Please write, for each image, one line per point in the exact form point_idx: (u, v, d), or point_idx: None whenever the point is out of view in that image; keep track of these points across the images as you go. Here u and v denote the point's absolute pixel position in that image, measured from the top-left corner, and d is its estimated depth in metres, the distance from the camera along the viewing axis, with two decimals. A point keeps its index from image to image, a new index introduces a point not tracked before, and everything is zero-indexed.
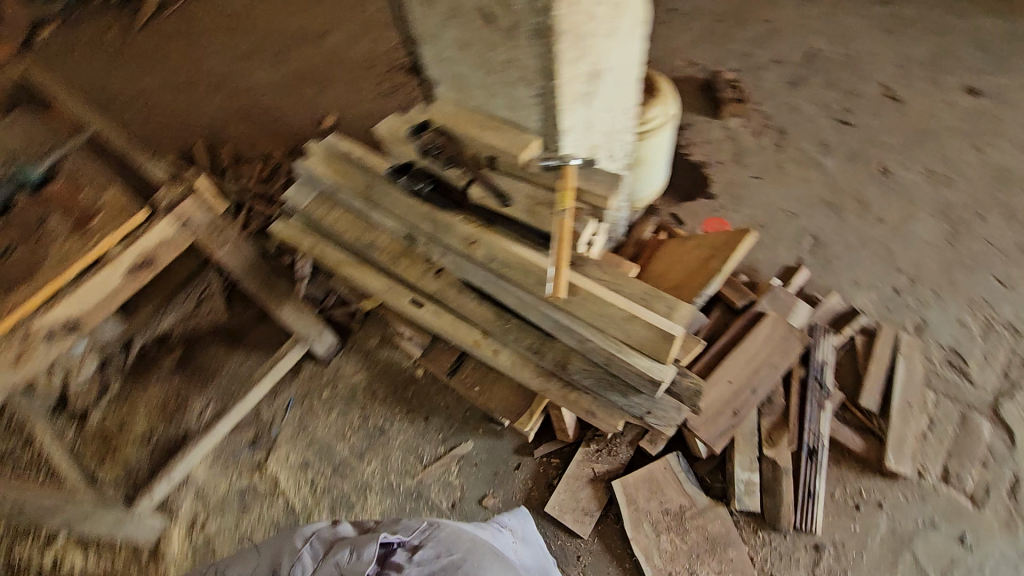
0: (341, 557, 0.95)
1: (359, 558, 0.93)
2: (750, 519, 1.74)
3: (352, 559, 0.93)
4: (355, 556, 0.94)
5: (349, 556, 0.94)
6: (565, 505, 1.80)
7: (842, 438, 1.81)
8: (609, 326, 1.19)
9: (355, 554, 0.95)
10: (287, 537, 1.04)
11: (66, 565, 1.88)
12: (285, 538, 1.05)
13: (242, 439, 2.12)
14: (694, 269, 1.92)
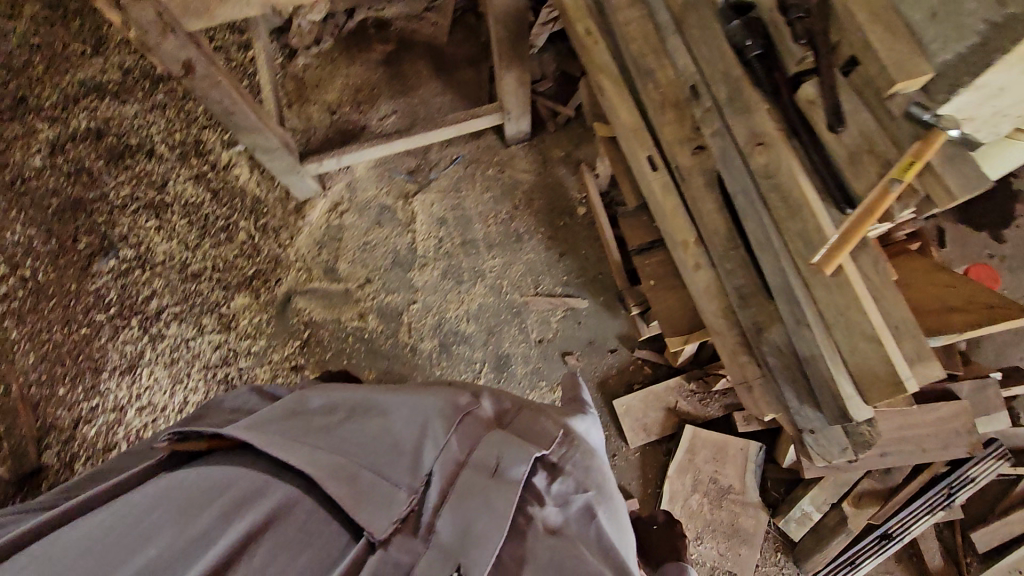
0: (488, 459, 0.80)
1: (507, 480, 0.77)
2: (778, 539, 1.72)
3: (502, 472, 0.78)
4: (501, 472, 0.78)
5: (495, 471, 0.78)
6: (631, 411, 1.81)
7: (924, 546, 1.65)
8: (839, 330, 1.00)
9: (500, 472, 0.78)
10: (423, 410, 0.86)
11: (236, 168, 2.10)
12: (425, 405, 0.87)
13: (404, 164, 2.16)
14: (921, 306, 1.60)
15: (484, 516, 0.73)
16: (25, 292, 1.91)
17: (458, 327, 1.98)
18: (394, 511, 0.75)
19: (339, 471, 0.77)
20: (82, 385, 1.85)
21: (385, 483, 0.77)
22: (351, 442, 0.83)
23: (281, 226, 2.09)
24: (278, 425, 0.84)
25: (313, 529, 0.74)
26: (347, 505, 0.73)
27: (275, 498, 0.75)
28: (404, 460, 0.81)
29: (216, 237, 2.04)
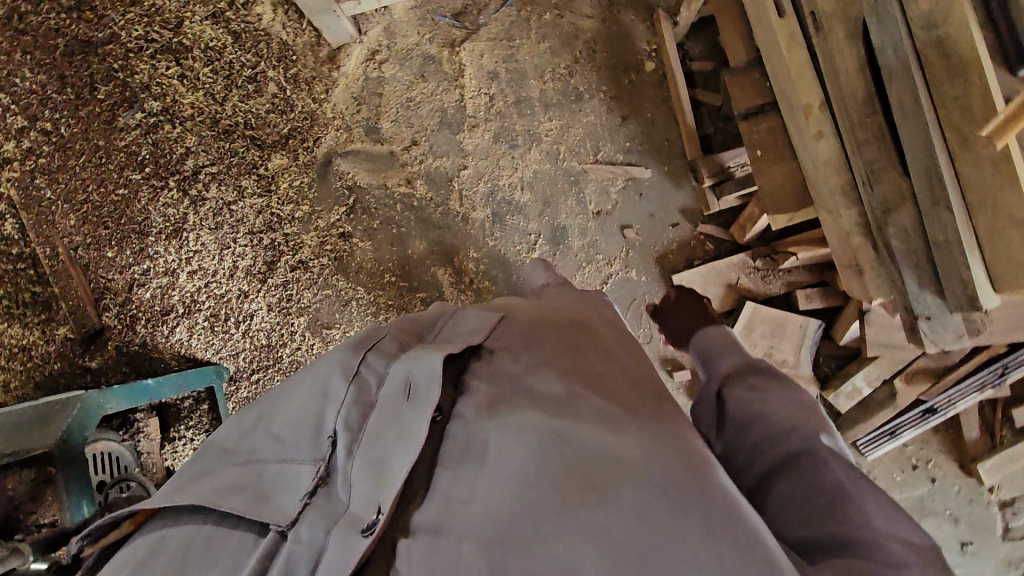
0: (395, 391, 0.79)
1: (418, 399, 0.77)
2: (823, 409, 1.79)
3: (403, 403, 0.77)
4: (412, 394, 0.78)
5: (404, 394, 0.78)
6: (691, 287, 1.79)
7: (965, 420, 1.72)
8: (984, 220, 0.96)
9: (407, 394, 0.78)
10: (317, 368, 0.85)
11: (258, 6, 1.84)
12: (321, 361, 0.86)
13: (449, 4, 1.89)
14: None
15: (390, 454, 0.73)
16: (50, 147, 1.77)
17: (512, 196, 1.88)
18: (300, 493, 0.75)
19: (237, 488, 0.75)
20: (129, 248, 1.80)
21: (291, 468, 0.77)
22: (256, 431, 0.83)
23: (315, 78, 1.89)
24: (186, 473, 0.82)
25: (222, 543, 0.72)
26: (251, 504, 0.73)
27: (188, 552, 0.71)
28: (309, 430, 0.80)
29: (244, 90, 1.85)
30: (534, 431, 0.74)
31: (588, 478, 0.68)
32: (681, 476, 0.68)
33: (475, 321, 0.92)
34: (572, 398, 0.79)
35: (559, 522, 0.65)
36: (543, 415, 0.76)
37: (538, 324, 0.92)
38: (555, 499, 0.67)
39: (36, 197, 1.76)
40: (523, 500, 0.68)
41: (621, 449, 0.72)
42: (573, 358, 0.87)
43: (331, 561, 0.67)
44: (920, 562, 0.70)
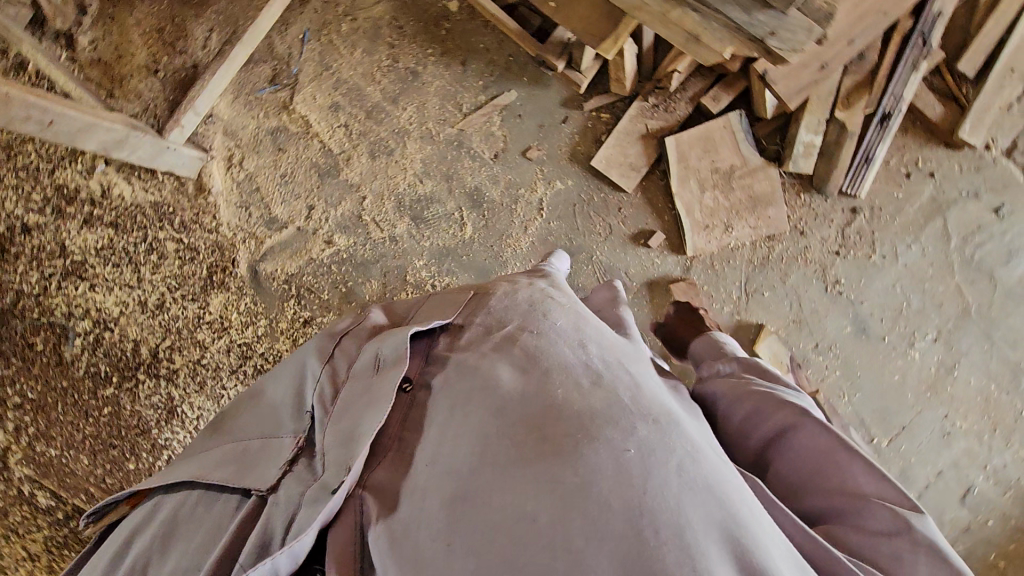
0: (367, 364, 1.00)
1: (383, 367, 0.97)
2: (796, 182, 1.74)
3: (377, 370, 0.98)
4: (379, 365, 0.99)
5: (374, 366, 0.99)
6: (613, 160, 1.78)
7: (922, 104, 1.67)
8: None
9: (378, 365, 0.98)
10: (297, 364, 1.08)
11: (115, 188, 1.93)
12: (302, 358, 1.09)
13: (261, 75, 1.94)
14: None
15: (354, 418, 0.92)
16: (30, 414, 1.82)
17: (418, 193, 1.90)
18: (276, 459, 0.95)
19: (226, 463, 0.96)
20: (145, 451, 1.85)
21: (273, 442, 0.98)
22: (249, 418, 1.04)
23: (198, 213, 1.95)
24: (184, 456, 1.04)
25: (207, 506, 0.91)
26: (237, 473, 0.93)
27: (182, 510, 0.92)
28: (293, 411, 1.02)
29: (150, 262, 1.92)
30: (496, 399, 0.88)
31: (543, 433, 0.83)
32: (642, 442, 0.82)
33: (448, 304, 1.12)
34: (531, 359, 0.94)
35: (515, 471, 0.80)
36: (505, 383, 0.91)
37: (506, 295, 1.09)
38: (514, 454, 0.82)
39: (42, 462, 1.81)
40: (481, 464, 0.82)
41: (577, 406, 0.86)
42: (536, 327, 1.02)
43: (304, 515, 0.82)
44: (902, 520, 0.84)
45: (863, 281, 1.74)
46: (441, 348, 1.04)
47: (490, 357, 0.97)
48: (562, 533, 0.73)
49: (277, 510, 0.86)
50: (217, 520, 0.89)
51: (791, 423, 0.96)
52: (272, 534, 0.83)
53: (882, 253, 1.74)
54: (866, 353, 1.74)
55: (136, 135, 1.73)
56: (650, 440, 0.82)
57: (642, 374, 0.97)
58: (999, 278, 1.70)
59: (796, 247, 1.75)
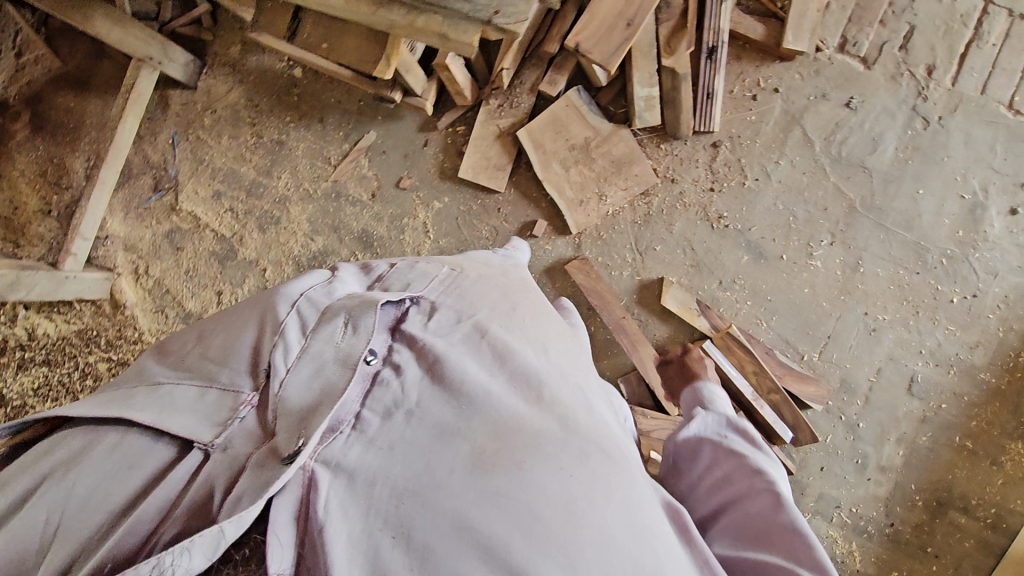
0: (334, 326, 0.82)
1: (355, 335, 0.80)
2: (653, 135, 1.79)
3: (350, 334, 0.80)
4: (352, 327, 0.81)
5: (344, 330, 0.81)
6: (477, 167, 1.84)
7: (743, 28, 1.71)
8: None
9: (350, 330, 0.81)
10: (254, 307, 0.87)
11: (39, 327, 2.03)
12: (265, 299, 0.88)
13: (144, 186, 2.04)
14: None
15: (321, 384, 0.77)
16: None
17: (312, 250, 1.96)
18: (223, 415, 0.77)
19: (169, 405, 0.78)
20: None
21: (216, 394, 0.79)
22: (192, 358, 0.84)
23: (119, 328, 2.03)
24: (112, 387, 0.83)
25: (139, 446, 0.74)
26: (172, 424, 0.75)
27: (98, 450, 0.74)
28: (242, 358, 0.81)
29: (87, 387, 1.99)
30: (459, 400, 0.77)
31: (497, 446, 0.73)
32: (593, 473, 0.74)
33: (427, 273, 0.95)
34: (498, 355, 0.83)
35: (465, 477, 0.70)
36: (472, 379, 0.79)
37: (483, 280, 0.95)
38: (469, 462, 0.72)
39: None
40: (434, 466, 0.71)
41: (534, 420, 0.77)
42: (510, 319, 0.89)
43: (248, 484, 0.68)
44: None
45: (745, 208, 1.76)
46: (411, 319, 0.86)
47: (459, 345, 0.83)
48: (492, 553, 0.66)
49: (219, 469, 0.73)
50: (156, 465, 0.73)
51: (746, 482, 0.89)
52: (220, 486, 0.71)
53: (754, 176, 1.76)
54: (770, 275, 1.75)
55: (26, 274, 1.79)
56: (599, 470, 0.75)
57: (597, 390, 0.90)
58: (872, 167, 1.71)
59: (672, 196, 1.78)
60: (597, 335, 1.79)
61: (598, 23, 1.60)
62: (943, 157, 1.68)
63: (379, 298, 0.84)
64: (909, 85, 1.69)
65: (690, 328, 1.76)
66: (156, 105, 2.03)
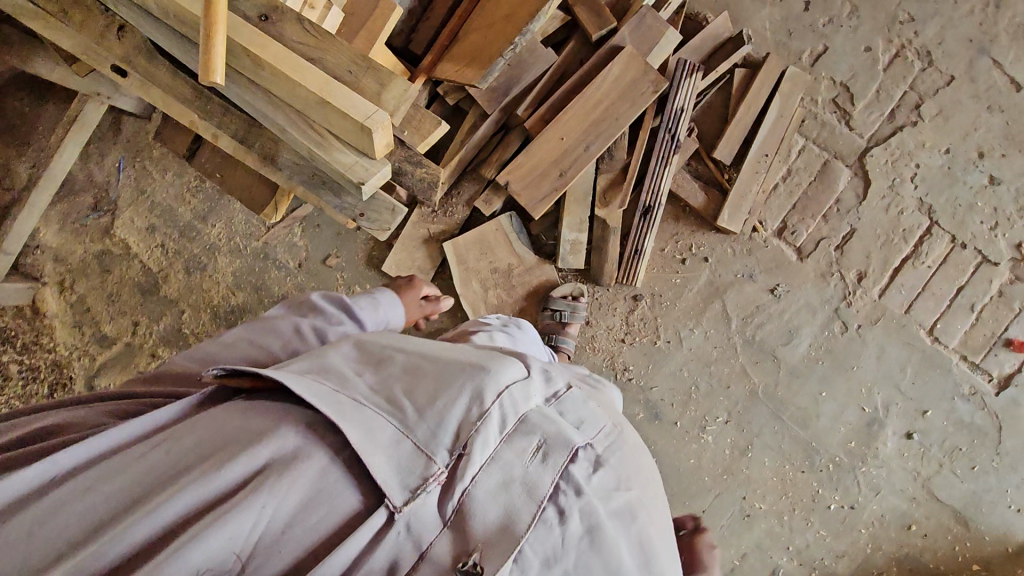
0: (526, 444, 0.76)
1: (544, 464, 0.75)
2: (577, 276, 1.77)
3: (538, 462, 0.75)
4: (543, 454, 0.76)
5: (535, 451, 0.76)
6: (402, 263, 1.79)
7: (683, 193, 1.67)
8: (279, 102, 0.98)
9: (540, 456, 0.76)
10: (465, 367, 0.80)
11: None
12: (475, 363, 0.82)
13: (83, 203, 2.04)
14: (517, 3, 1.47)
15: (507, 516, 0.70)
16: None
17: (230, 304, 1.97)
18: (412, 481, 0.69)
19: (366, 430, 0.70)
20: None
21: (410, 446, 0.71)
22: (395, 393, 0.76)
23: (36, 335, 2.06)
24: (304, 366, 0.77)
25: (330, 492, 0.66)
26: (369, 463, 0.67)
27: (305, 472, 0.65)
28: (444, 423, 0.73)
29: None
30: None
31: None
32: None
33: (584, 404, 0.90)
34: (637, 529, 0.79)
35: None
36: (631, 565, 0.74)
37: (645, 447, 0.92)
38: None
39: None
40: None
41: None
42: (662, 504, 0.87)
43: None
44: None
45: (652, 367, 1.73)
46: (580, 464, 0.79)
47: (616, 515, 0.77)
48: None
49: (400, 553, 0.66)
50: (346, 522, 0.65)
51: None
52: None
53: (666, 338, 1.73)
54: (663, 439, 1.73)
55: None
56: None
57: None
58: (782, 358, 1.69)
59: (585, 337, 1.75)
60: None
61: (532, 166, 1.58)
62: (853, 365, 1.66)
63: (567, 435, 0.79)
64: (836, 286, 1.66)
65: None
66: (109, 126, 2.01)
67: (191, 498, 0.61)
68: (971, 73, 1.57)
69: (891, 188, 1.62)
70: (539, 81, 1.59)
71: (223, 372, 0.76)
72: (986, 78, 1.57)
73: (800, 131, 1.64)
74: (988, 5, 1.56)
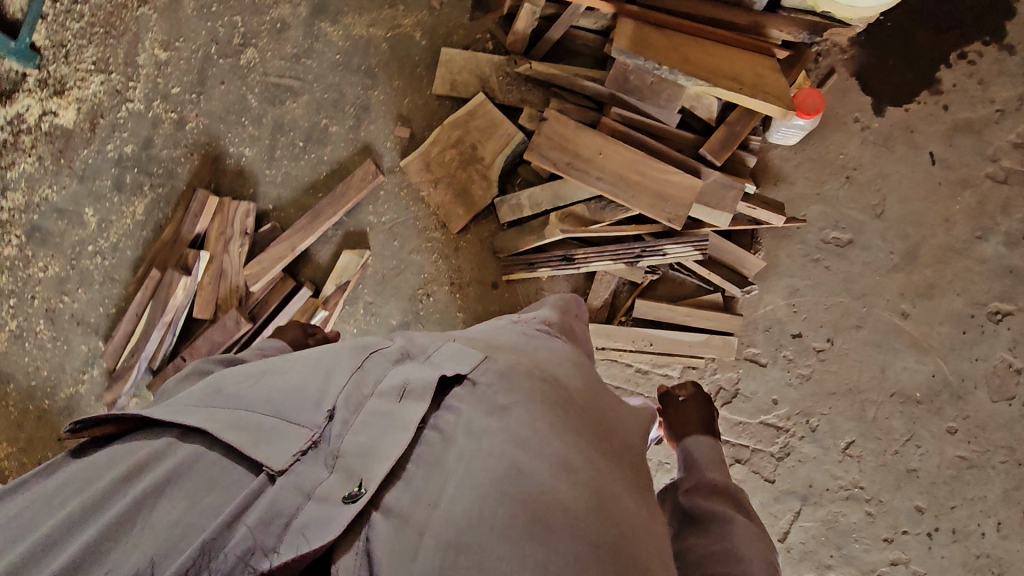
0: (380, 393, 0.83)
1: (403, 406, 0.81)
2: (493, 224, 1.86)
3: (398, 405, 0.81)
4: (403, 397, 0.83)
5: (392, 397, 0.83)
6: (450, 63, 1.87)
7: (596, 286, 1.78)
8: None
9: (398, 396, 0.82)
10: (327, 356, 0.88)
11: None
12: (333, 354, 0.89)
13: None
14: (706, 59, 1.60)
15: (380, 450, 0.77)
16: None
17: None
18: (283, 444, 0.75)
19: (237, 421, 0.77)
20: None
21: (279, 424, 0.78)
22: (263, 385, 0.82)
23: None
24: (187, 395, 0.83)
25: (220, 469, 0.73)
26: (226, 437, 0.74)
27: (179, 456, 0.74)
28: (304, 396, 0.81)
29: None
30: (497, 464, 0.74)
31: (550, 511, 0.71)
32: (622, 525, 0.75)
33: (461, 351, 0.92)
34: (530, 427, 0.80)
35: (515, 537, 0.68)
36: (500, 447, 0.76)
37: (521, 358, 0.93)
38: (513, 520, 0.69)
39: None
40: (482, 515, 0.69)
41: (573, 489, 0.75)
42: (552, 395, 0.87)
43: (314, 517, 0.70)
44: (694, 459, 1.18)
45: (434, 316, 1.82)
46: (456, 394, 0.85)
47: (493, 414, 0.81)
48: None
49: (280, 497, 0.71)
50: (227, 485, 0.72)
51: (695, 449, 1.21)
52: (282, 517, 0.70)
53: (464, 320, 1.82)
54: None
55: None
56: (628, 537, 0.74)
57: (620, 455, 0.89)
58: None
59: (441, 248, 1.85)
60: (305, 195, 1.92)
61: (568, 137, 1.68)
62: None
63: (428, 376, 0.85)
64: None
65: (323, 276, 1.88)
66: None
67: (74, 515, 0.68)
68: (781, 495, 1.72)
69: (659, 463, 1.76)
70: (646, 116, 1.70)
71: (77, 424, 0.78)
72: (781, 509, 1.72)
73: (683, 368, 1.76)
74: (842, 489, 1.70)
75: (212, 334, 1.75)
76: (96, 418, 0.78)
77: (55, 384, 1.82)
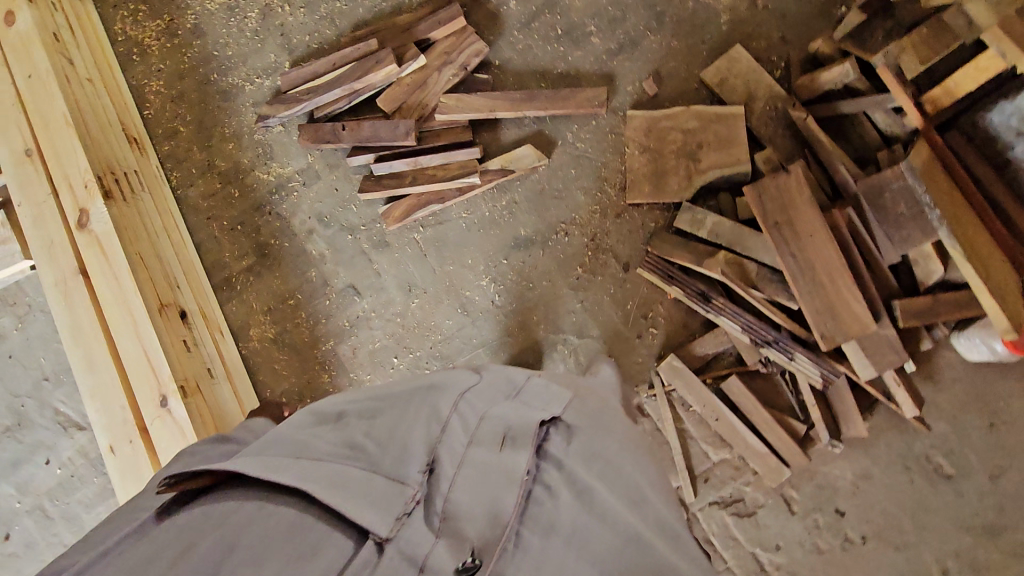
0: (483, 449, 0.90)
1: (513, 454, 0.89)
2: (663, 220, 1.81)
3: (507, 456, 0.89)
4: (510, 446, 0.91)
5: (504, 445, 0.91)
6: (736, 61, 1.79)
7: (708, 337, 1.74)
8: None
9: (505, 447, 0.90)
10: (420, 402, 0.95)
11: None
12: (420, 399, 0.95)
13: None
14: (970, 225, 1.48)
15: (487, 510, 0.82)
16: None
17: None
18: (391, 507, 0.75)
19: (340, 480, 0.75)
20: None
21: (382, 479, 0.78)
22: (365, 437, 0.85)
23: None
24: (276, 448, 0.81)
25: (323, 532, 0.70)
26: (327, 500, 0.72)
27: (284, 519, 0.70)
28: (407, 454, 0.83)
29: None
30: (610, 520, 0.86)
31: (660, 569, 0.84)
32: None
33: (546, 391, 1.05)
34: (612, 478, 0.94)
35: None
36: (608, 503, 0.88)
37: (600, 412, 1.09)
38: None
39: None
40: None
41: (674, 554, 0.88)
42: (635, 459, 1.02)
43: None
44: None
45: (557, 254, 1.80)
46: (553, 441, 0.96)
47: (593, 469, 0.93)
48: None
49: (393, 564, 0.70)
50: (331, 555, 0.68)
51: None
52: None
53: (578, 277, 1.79)
54: (486, 237, 1.82)
55: None
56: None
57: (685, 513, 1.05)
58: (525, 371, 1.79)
59: (606, 205, 1.81)
60: (529, 74, 1.88)
61: (796, 202, 1.60)
62: None
63: (531, 421, 0.95)
64: None
65: (494, 149, 1.85)
66: None
67: None
68: None
69: None
70: (871, 237, 1.62)
71: (172, 480, 0.74)
72: None
73: (725, 457, 1.73)
74: None
75: (380, 125, 1.74)
76: (187, 474, 0.75)
77: (227, 66, 1.85)
